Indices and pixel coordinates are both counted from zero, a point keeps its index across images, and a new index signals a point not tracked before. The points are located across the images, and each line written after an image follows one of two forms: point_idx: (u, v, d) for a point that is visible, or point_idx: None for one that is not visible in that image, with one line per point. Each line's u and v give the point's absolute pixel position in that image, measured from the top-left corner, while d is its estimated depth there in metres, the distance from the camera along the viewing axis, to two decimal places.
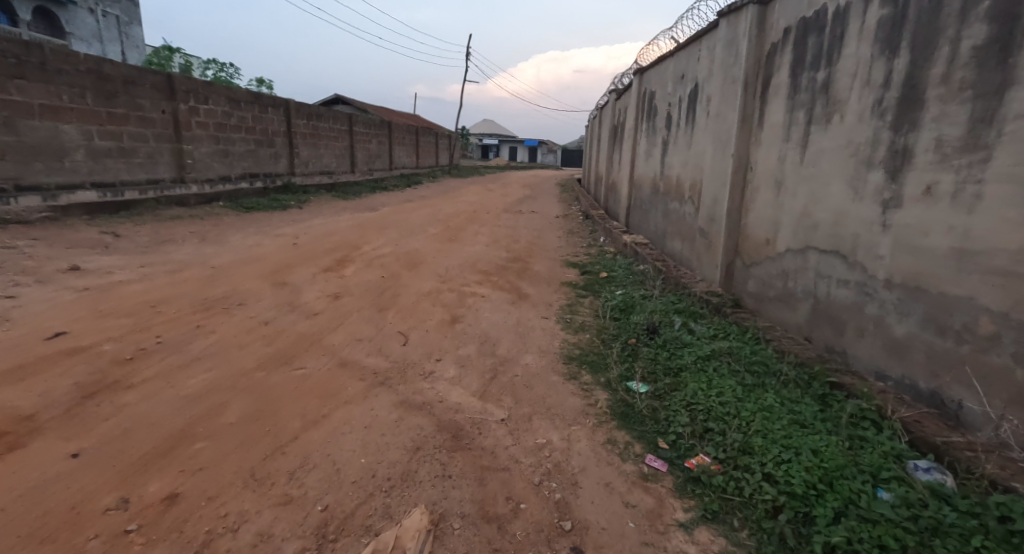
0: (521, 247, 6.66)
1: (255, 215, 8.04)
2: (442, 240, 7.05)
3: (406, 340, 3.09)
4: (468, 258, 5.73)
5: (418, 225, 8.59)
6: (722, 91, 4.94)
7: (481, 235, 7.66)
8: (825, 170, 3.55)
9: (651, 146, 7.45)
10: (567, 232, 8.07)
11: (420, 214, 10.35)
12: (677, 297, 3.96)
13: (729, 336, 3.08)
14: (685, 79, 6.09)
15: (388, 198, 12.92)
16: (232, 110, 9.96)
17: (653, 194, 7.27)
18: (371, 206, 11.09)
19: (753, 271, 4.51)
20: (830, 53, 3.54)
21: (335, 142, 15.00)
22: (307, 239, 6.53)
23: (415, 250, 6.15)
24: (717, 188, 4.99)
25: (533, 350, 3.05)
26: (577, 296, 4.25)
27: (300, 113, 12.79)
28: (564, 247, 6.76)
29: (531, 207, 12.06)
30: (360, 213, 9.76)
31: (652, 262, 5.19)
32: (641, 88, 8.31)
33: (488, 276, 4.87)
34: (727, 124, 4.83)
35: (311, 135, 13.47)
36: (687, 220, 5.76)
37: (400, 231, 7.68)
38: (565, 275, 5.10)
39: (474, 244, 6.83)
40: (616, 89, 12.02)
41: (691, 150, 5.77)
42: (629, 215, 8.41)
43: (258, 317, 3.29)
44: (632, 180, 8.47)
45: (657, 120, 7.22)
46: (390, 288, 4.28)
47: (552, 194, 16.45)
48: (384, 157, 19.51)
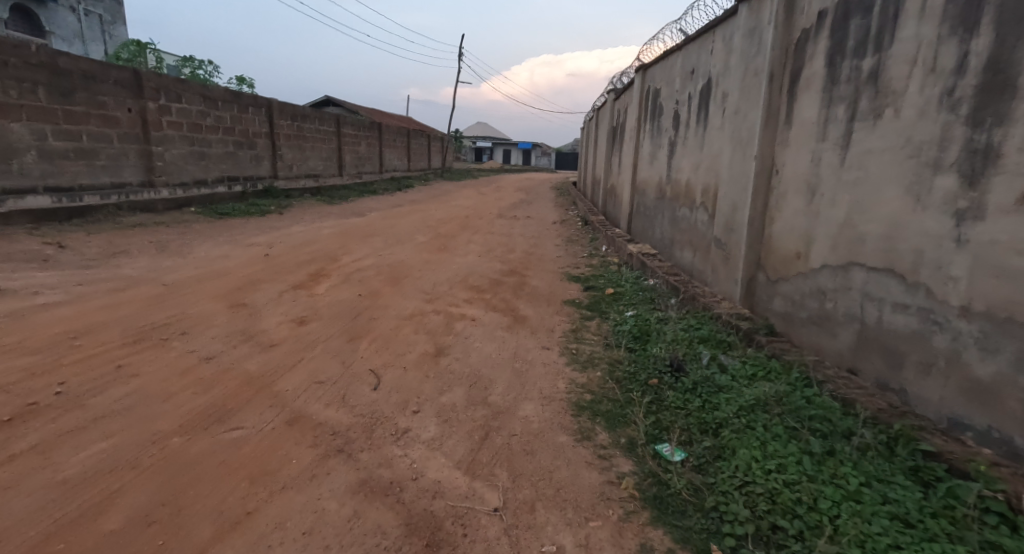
0: (515, 258, 6.12)
1: (229, 222, 7.46)
2: (429, 250, 6.49)
3: (378, 381, 2.54)
4: (457, 272, 5.18)
5: (406, 232, 8.03)
6: (741, 85, 4.42)
7: (473, 243, 7.12)
8: (875, 175, 3.03)
9: (657, 148, 6.94)
10: (566, 239, 7.53)
11: (410, 219, 9.80)
12: (697, 321, 3.42)
13: (772, 377, 2.53)
14: (696, 74, 5.57)
15: (377, 203, 12.35)
16: (207, 109, 9.40)
17: (658, 200, 6.76)
18: (357, 212, 10.53)
19: (780, 289, 3.98)
20: (880, 37, 3.03)
21: (322, 144, 14.42)
22: (281, 249, 5.96)
23: (399, 261, 5.60)
24: (736, 194, 4.46)
25: (533, 395, 2.49)
26: (581, 320, 3.69)
27: (284, 113, 12.21)
28: (563, 258, 6.23)
29: (526, 212, 11.54)
30: (344, 220, 9.19)
31: (663, 276, 4.66)
32: (643, 86, 7.81)
33: (479, 293, 4.33)
34: (747, 123, 4.32)
35: (296, 137, 12.88)
36: (701, 229, 5.24)
37: (385, 240, 7.11)
38: (565, 292, 4.56)
39: (466, 254, 6.28)
40: (614, 89, 11.53)
41: (704, 152, 5.25)
42: (631, 222, 7.90)
43: (200, 351, 2.74)
44: (634, 185, 7.96)
45: (663, 120, 6.71)
46: (365, 309, 3.72)
47: (548, 198, 15.92)
48: (374, 160, 18.90)
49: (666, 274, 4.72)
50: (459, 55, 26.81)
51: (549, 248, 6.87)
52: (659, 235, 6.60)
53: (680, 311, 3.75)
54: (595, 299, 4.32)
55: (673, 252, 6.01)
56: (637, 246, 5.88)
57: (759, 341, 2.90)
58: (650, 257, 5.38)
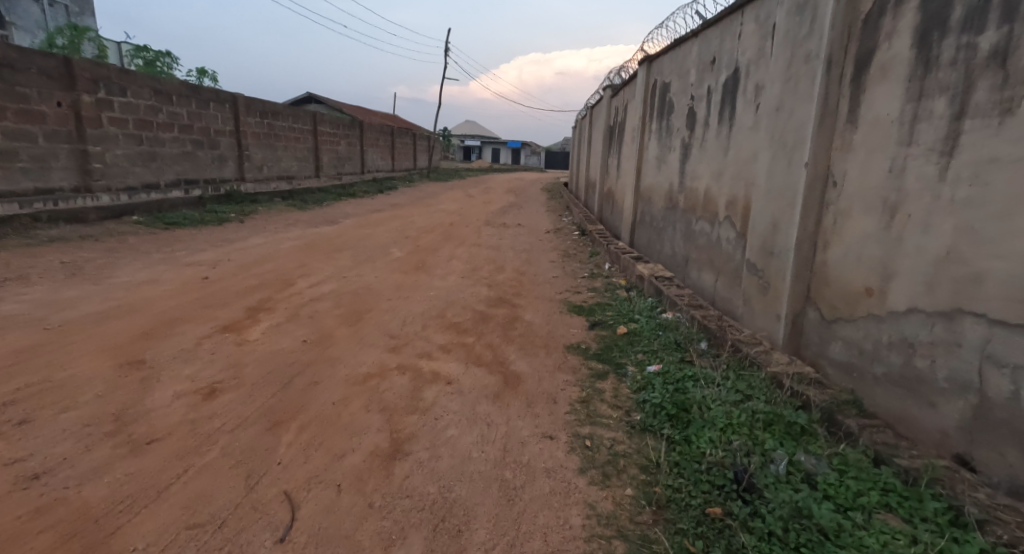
0: (503, 280, 5.25)
1: (175, 234, 6.51)
2: (404, 269, 5.61)
3: (292, 519, 1.68)
4: (433, 301, 4.31)
5: (380, 245, 7.13)
6: (783, 74, 3.57)
7: (456, 260, 6.24)
8: (1007, 197, 2.20)
9: (666, 152, 6.12)
10: (562, 254, 6.68)
11: (388, 228, 8.90)
12: (749, 388, 2.59)
13: (897, 508, 1.70)
14: (719, 64, 4.74)
15: (354, 208, 11.40)
16: (157, 105, 8.43)
17: (667, 212, 5.96)
18: (331, 219, 9.59)
19: (839, 333, 3.14)
20: (1012, 3, 2.19)
21: (296, 144, 13.46)
22: (227, 270, 5.05)
23: (366, 286, 4.72)
24: (777, 210, 3.62)
25: (532, 546, 1.64)
26: (593, 380, 2.83)
27: (252, 110, 11.24)
28: (562, 278, 5.37)
29: (516, 218, 10.69)
30: (314, 229, 8.26)
31: (685, 310, 3.81)
32: (648, 81, 7.00)
33: (458, 335, 3.46)
34: (793, 121, 3.47)
35: (266, 135, 11.92)
36: (729, 250, 4.41)
37: (354, 256, 6.21)
38: (565, 330, 3.70)
39: (446, 275, 5.41)
40: (612, 86, 10.73)
41: (731, 157, 4.42)
42: (635, 234, 7.08)
43: (29, 461, 1.86)
44: (638, 191, 7.13)
45: (674, 118, 5.89)
46: (306, 366, 2.83)
47: (539, 202, 15.09)
48: (355, 161, 17.96)
49: (689, 305, 3.88)
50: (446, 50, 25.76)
51: (542, 266, 6.01)
52: (670, 252, 5.76)
53: (721, 367, 2.90)
54: (606, 342, 3.45)
55: (691, 274, 5.19)
56: (647, 265, 5.04)
57: (851, 430, 2.08)
58: (665, 280, 4.54)
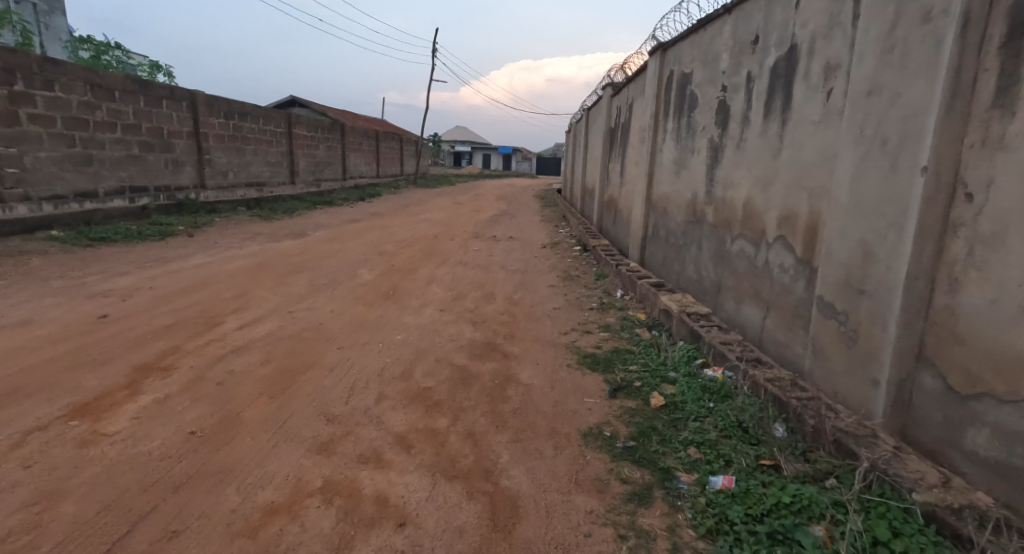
0: (490, 314, 4.21)
1: (97, 252, 5.42)
2: (367, 298, 4.54)
3: None
4: (397, 350, 3.25)
5: (348, 264, 6.06)
6: (879, 43, 2.57)
7: (436, 284, 5.22)
8: None
9: (689, 155, 5.13)
10: (563, 276, 5.68)
11: (361, 241, 7.87)
12: (896, 538, 1.59)
13: None
14: (764, 43, 3.77)
15: (327, 219, 10.33)
16: (95, 100, 7.37)
17: (691, 227, 4.96)
18: (298, 231, 8.51)
19: (982, 416, 2.13)
20: None
21: (264, 147, 12.39)
22: (139, 303, 3.97)
23: (313, 325, 3.66)
24: (868, 232, 2.61)
25: None
26: (632, 509, 1.81)
27: (211, 109, 10.17)
28: (565, 310, 4.36)
29: (506, 230, 9.70)
30: (273, 244, 7.18)
31: (740, 368, 2.80)
32: (661, 73, 6.04)
33: (424, 416, 2.41)
34: (893, 110, 2.48)
35: (231, 138, 10.90)
36: (786, 280, 3.39)
37: (312, 279, 5.16)
38: (577, 399, 2.68)
39: (421, 306, 4.39)
40: (614, 83, 9.78)
41: (788, 160, 3.44)
42: (649, 251, 6.08)
43: None
44: (651, 201, 6.14)
45: (698, 115, 4.94)
46: (170, 488, 1.77)
47: (532, 210, 14.14)
48: (336, 166, 16.93)
49: (742, 360, 2.87)
50: (434, 51, 24.61)
51: (540, 292, 4.98)
52: (697, 278, 4.75)
53: (826, 480, 1.90)
54: (638, 422, 2.44)
55: (726, 306, 4.19)
56: (673, 295, 4.03)
57: None
58: (700, 318, 3.54)
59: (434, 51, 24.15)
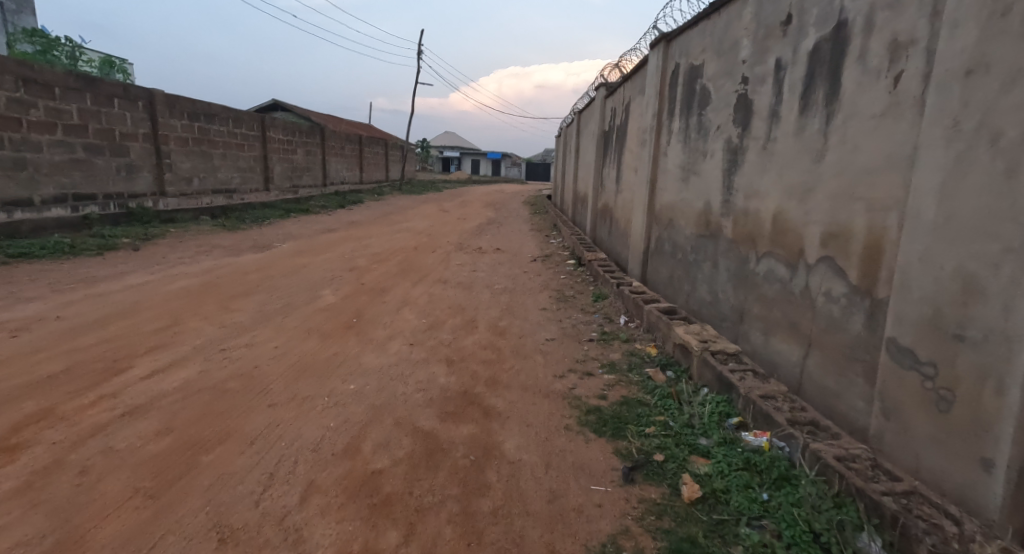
0: (470, 349, 3.51)
1: (13, 272, 4.68)
2: (323, 328, 3.83)
3: None
4: (346, 407, 2.54)
5: (311, 283, 5.34)
6: (980, 3, 1.91)
7: (409, 308, 4.52)
8: None
9: (701, 160, 4.48)
10: (557, 297, 5.01)
11: (332, 255, 7.16)
12: None
13: None
14: (799, 23, 3.12)
15: (300, 229, 9.60)
16: (30, 98, 6.79)
17: (706, 242, 4.30)
18: (263, 243, 7.78)
19: None
20: None
21: (234, 152, 11.63)
22: (35, 340, 3.24)
23: (245, 369, 2.94)
24: (971, 261, 1.94)
25: None
26: None
27: (171, 110, 9.43)
28: (559, 343, 3.68)
29: (494, 241, 9.02)
30: (231, 258, 6.44)
31: (796, 440, 2.11)
32: (665, 68, 5.40)
33: (363, 526, 1.70)
34: (1010, 95, 1.81)
35: (194, 142, 10.21)
36: (836, 314, 2.72)
37: (264, 304, 4.44)
38: (580, 486, 1.99)
39: (388, 338, 3.69)
40: (608, 84, 9.16)
41: (835, 164, 2.78)
42: (654, 268, 5.43)
43: None
44: (657, 212, 5.48)
45: (711, 113, 4.29)
46: None
47: (522, 218, 13.50)
48: (316, 171, 16.20)
49: (795, 423, 2.20)
50: (420, 55, 24.03)
51: (529, 318, 4.30)
52: (715, 302, 4.08)
53: None
54: (670, 530, 1.75)
55: (753, 339, 3.52)
56: (688, 325, 3.37)
57: None
58: (728, 360, 2.87)
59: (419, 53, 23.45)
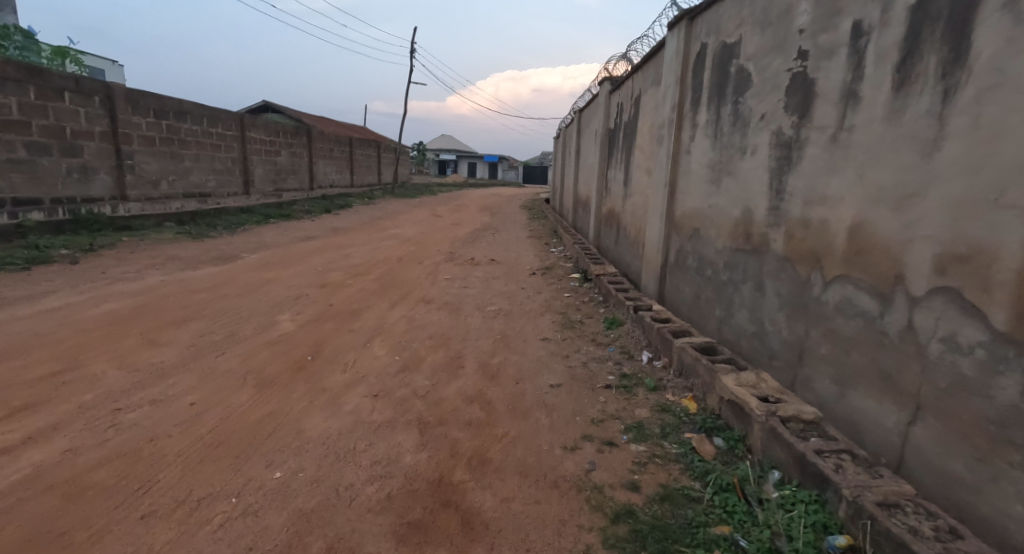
0: (451, 404, 2.70)
1: None
2: (266, 371, 3.02)
3: None
4: (261, 518, 1.73)
5: (269, 304, 4.53)
6: None
7: (383, 339, 3.71)
8: None
9: (738, 158, 3.68)
10: (562, 322, 4.20)
11: (304, 267, 6.35)
12: None
13: None
14: None
15: (276, 236, 8.78)
16: None
17: (747, 259, 3.50)
18: (229, 253, 6.95)
19: None
20: None
21: (209, 153, 10.82)
22: None
23: (134, 442, 2.13)
24: None
25: None
26: None
27: (133, 106, 8.63)
28: (567, 393, 2.87)
29: (488, 250, 8.23)
30: (185, 273, 5.62)
31: None
32: (688, 51, 4.60)
33: None
34: None
35: (160, 141, 9.40)
36: (969, 371, 1.92)
37: (203, 333, 3.62)
38: None
39: (348, 385, 2.87)
40: (613, 78, 8.38)
41: (961, 160, 1.98)
42: (675, 286, 4.63)
43: None
44: (678, 220, 4.68)
45: (752, 100, 3.50)
46: None
47: (519, 224, 12.74)
48: (302, 174, 15.39)
49: None
50: (412, 53, 23.23)
51: (529, 354, 3.49)
52: (762, 336, 3.28)
53: None
54: None
55: (821, 389, 2.72)
56: (739, 373, 2.57)
57: None
58: (807, 431, 2.07)
59: (413, 52, 22.66)
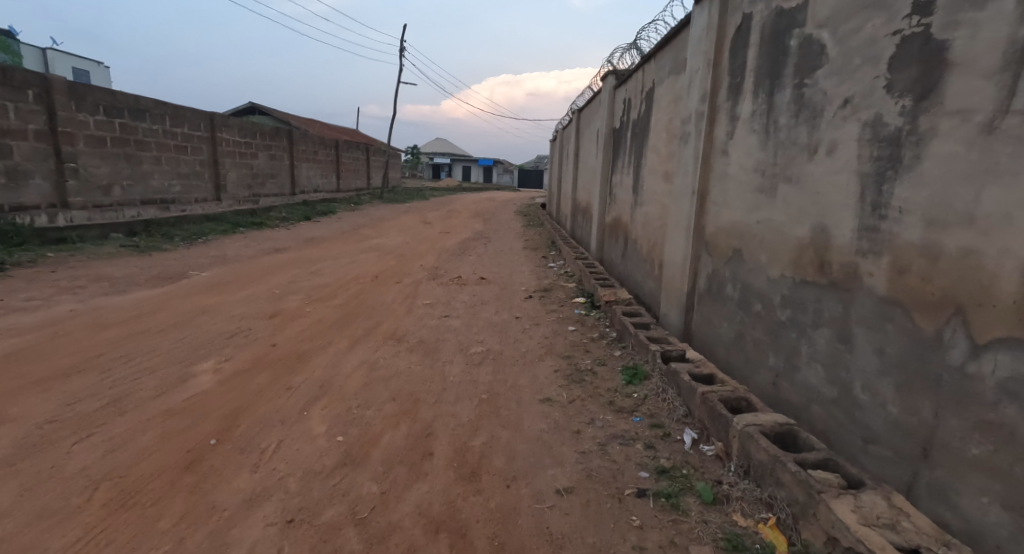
0: (406, 536, 1.77)
1: None
2: (138, 471, 2.06)
3: None
4: None
5: (195, 345, 3.57)
6: None
7: (330, 402, 2.78)
8: None
9: (803, 160, 2.77)
10: (567, 373, 3.26)
11: (260, 289, 5.40)
12: None
13: None
14: None
15: (239, 249, 7.82)
16: None
17: (823, 298, 2.57)
18: (176, 271, 5.99)
19: None
20: None
21: (173, 155, 9.82)
22: None
23: None
24: None
25: None
26: None
27: (77, 102, 7.66)
28: (583, 512, 1.93)
29: (478, 265, 7.28)
30: (108, 298, 4.66)
31: None
32: (722, 27, 3.69)
33: None
34: None
35: (115, 142, 8.45)
36: None
37: (80, 396, 2.67)
38: None
39: (257, 495, 1.94)
40: (618, 71, 7.47)
41: None
42: (710, 321, 3.71)
43: None
44: (712, 238, 3.76)
45: (828, 79, 2.58)
46: None
47: (514, 233, 11.81)
48: (282, 178, 14.41)
49: None
50: (401, 52, 22.29)
51: (526, 429, 2.55)
52: (853, 408, 2.36)
53: None
54: None
55: (972, 509, 1.79)
56: (854, 495, 1.66)
57: None
58: None
59: (402, 51, 21.75)
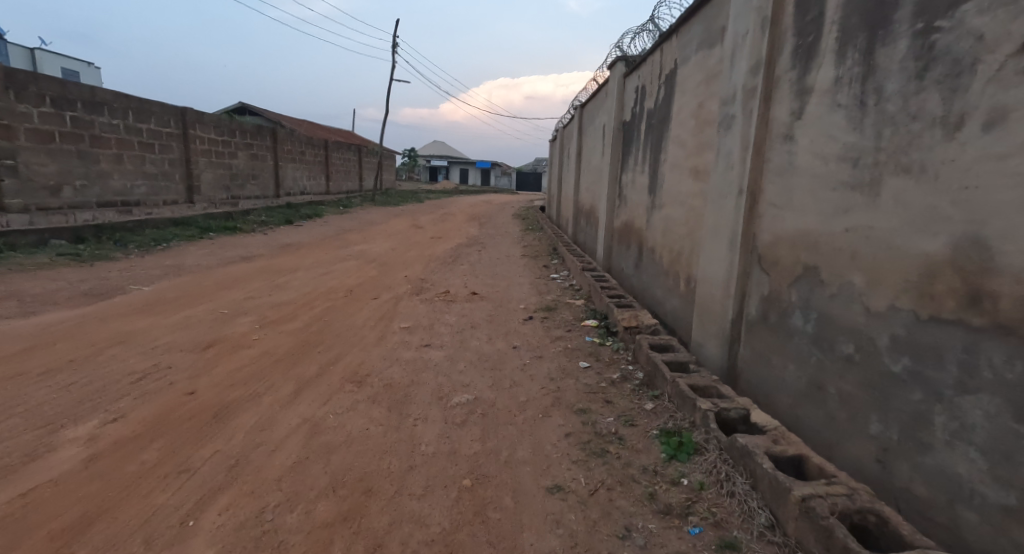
0: None
1: None
2: None
3: None
4: None
5: (84, 394, 2.68)
6: None
7: (237, 498, 1.88)
8: None
9: (933, 141, 1.89)
10: (583, 439, 2.36)
11: (206, 308, 4.49)
12: None
13: None
14: None
15: (201, 257, 6.92)
16: None
17: (980, 348, 1.68)
18: (113, 285, 5.08)
19: None
20: None
21: (138, 153, 8.90)
22: None
23: None
24: None
25: None
26: None
27: (17, 91, 6.91)
28: None
29: (471, 277, 6.38)
30: (7, 323, 3.75)
31: None
32: None
33: None
34: None
35: (66, 137, 7.56)
36: None
37: None
38: None
39: None
40: (629, 57, 6.61)
41: None
42: (769, 361, 2.81)
43: None
44: (769, 250, 2.87)
45: (987, 13, 1.69)
46: None
47: (512, 238, 10.91)
48: (265, 180, 13.51)
49: None
50: (394, 50, 21.45)
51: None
52: None
53: None
54: None
55: None
56: None
57: None
58: None
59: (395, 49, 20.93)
